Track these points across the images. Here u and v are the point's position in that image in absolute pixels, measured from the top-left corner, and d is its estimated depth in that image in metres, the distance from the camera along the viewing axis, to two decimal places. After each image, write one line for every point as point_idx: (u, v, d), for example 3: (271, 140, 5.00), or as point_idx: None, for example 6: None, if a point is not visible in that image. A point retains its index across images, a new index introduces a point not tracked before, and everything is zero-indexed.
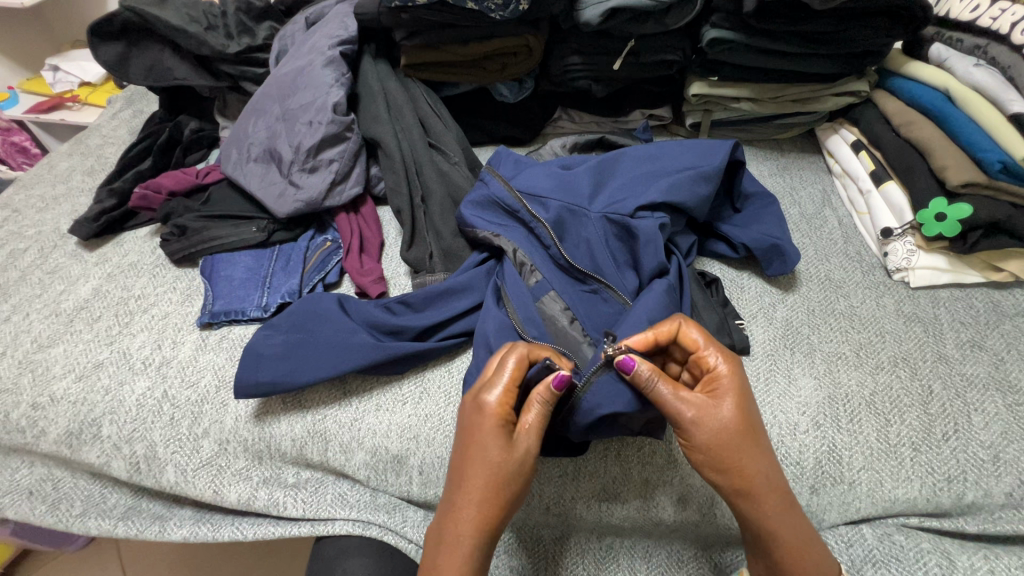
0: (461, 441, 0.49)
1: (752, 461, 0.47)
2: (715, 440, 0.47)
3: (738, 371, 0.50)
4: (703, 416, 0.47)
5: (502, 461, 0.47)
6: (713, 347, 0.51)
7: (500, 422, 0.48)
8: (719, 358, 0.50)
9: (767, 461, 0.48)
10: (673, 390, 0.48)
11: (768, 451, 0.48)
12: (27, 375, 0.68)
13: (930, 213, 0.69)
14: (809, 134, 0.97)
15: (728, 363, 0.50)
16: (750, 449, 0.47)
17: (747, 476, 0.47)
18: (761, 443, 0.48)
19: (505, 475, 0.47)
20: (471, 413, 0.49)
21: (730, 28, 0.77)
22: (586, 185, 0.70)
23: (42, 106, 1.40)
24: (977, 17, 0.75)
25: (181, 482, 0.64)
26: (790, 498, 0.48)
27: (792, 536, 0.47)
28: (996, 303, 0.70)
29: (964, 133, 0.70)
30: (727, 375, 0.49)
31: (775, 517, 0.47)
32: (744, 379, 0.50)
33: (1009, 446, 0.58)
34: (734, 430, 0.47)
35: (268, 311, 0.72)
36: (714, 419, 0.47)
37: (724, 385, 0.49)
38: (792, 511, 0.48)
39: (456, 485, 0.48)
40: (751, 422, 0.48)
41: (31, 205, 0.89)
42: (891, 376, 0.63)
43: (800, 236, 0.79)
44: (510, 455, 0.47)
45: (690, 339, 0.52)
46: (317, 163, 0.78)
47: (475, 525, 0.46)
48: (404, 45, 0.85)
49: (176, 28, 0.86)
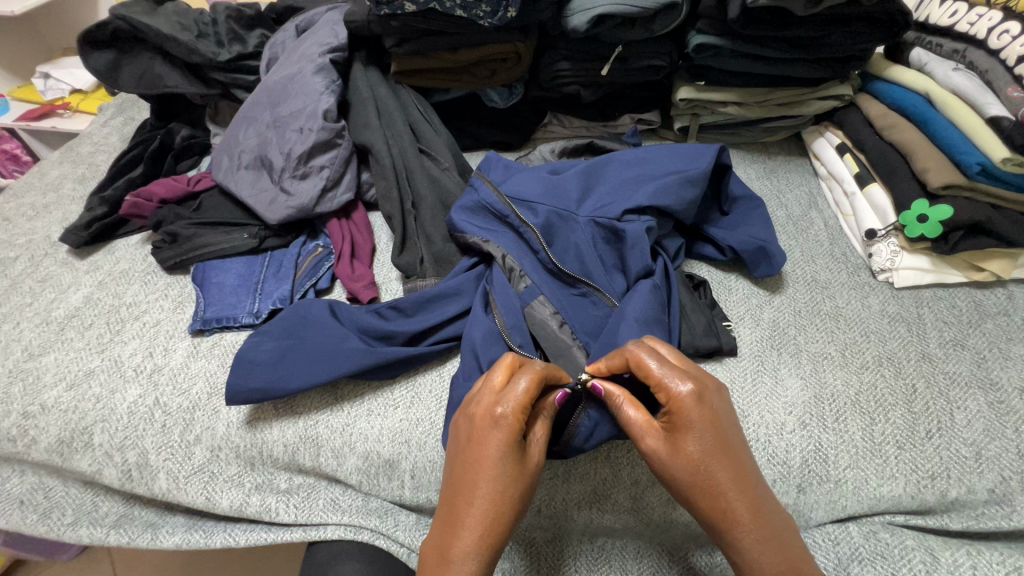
0: (468, 455, 0.47)
1: (714, 492, 0.45)
2: (673, 471, 0.47)
3: (697, 400, 0.47)
4: (657, 447, 0.48)
5: (514, 479, 0.46)
6: (671, 375, 0.48)
7: (515, 439, 0.47)
8: (676, 387, 0.47)
9: (735, 490, 0.45)
10: (632, 417, 0.50)
11: (739, 484, 0.46)
12: (18, 384, 0.68)
13: (912, 215, 0.70)
14: (795, 137, 0.99)
15: (685, 392, 0.47)
16: (712, 480, 0.45)
17: (712, 505, 0.46)
18: (729, 473, 0.46)
19: (517, 492, 0.46)
20: (481, 427, 0.47)
21: (715, 34, 0.79)
22: (574, 190, 0.71)
23: (34, 113, 1.39)
24: (955, 23, 0.75)
25: (173, 489, 0.64)
26: (771, 529, 0.45)
27: (777, 569, 0.44)
28: (978, 302, 0.71)
29: (945, 136, 0.71)
30: (685, 406, 0.47)
31: (751, 547, 0.45)
32: (710, 406, 0.47)
33: (992, 443, 0.59)
34: (691, 463, 0.46)
35: (260, 317, 0.72)
36: (668, 452, 0.47)
37: (683, 416, 0.47)
38: (774, 544, 0.44)
39: (463, 501, 0.46)
40: (714, 453, 0.46)
41: (22, 213, 0.89)
42: (876, 375, 0.64)
43: (787, 239, 0.80)
44: (523, 471, 0.47)
45: (644, 369, 0.49)
46: (308, 170, 0.78)
47: (483, 543, 0.45)
48: (393, 52, 0.86)
49: (167, 36, 0.86)
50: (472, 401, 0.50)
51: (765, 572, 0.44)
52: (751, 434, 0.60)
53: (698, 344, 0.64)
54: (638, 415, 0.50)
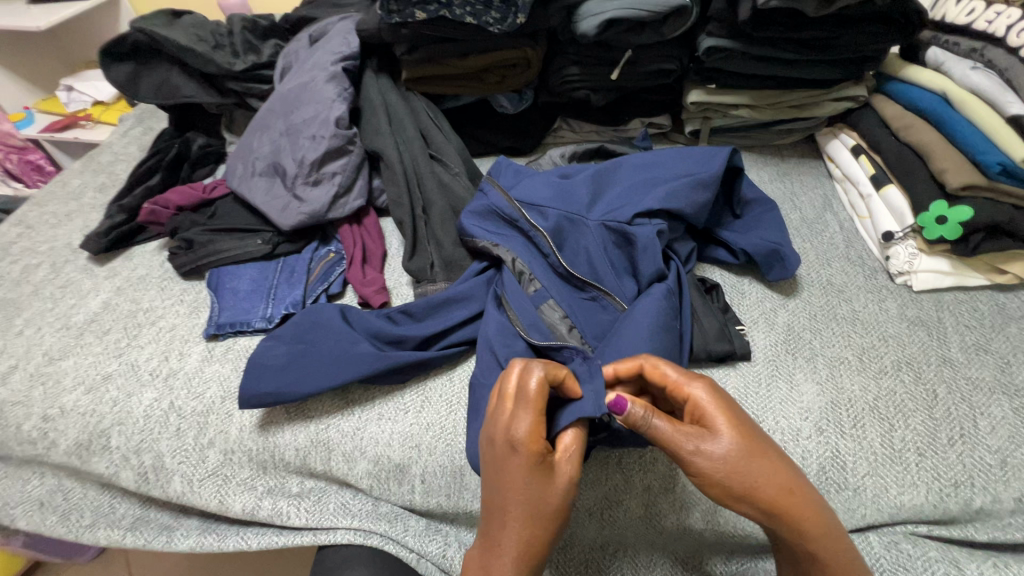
0: (493, 479, 0.47)
1: (768, 482, 0.44)
2: (723, 468, 0.45)
3: (715, 393, 0.48)
4: (707, 445, 0.45)
5: (544, 494, 0.45)
6: (686, 374, 0.50)
7: (535, 456, 0.46)
8: (694, 386, 0.48)
9: (783, 473, 0.45)
10: (663, 427, 0.46)
11: (784, 465, 0.46)
12: (39, 387, 0.70)
13: (931, 216, 0.68)
14: (808, 139, 0.98)
15: (704, 388, 0.48)
16: (761, 463, 0.45)
17: (770, 493, 0.44)
18: (776, 459, 0.46)
19: (549, 507, 0.45)
20: (502, 452, 0.47)
21: (726, 37, 0.78)
22: (584, 193, 0.71)
23: (57, 125, 1.44)
24: (972, 21, 0.74)
25: (187, 492, 0.65)
26: (823, 510, 0.46)
27: (837, 551, 0.45)
28: (1001, 305, 0.69)
29: (963, 135, 0.69)
30: (710, 399, 0.47)
31: (814, 532, 0.45)
32: (727, 400, 0.48)
33: (1017, 450, 0.57)
34: (736, 451, 0.45)
35: (273, 322, 0.73)
36: (713, 449, 0.45)
37: (709, 411, 0.47)
38: (829, 524, 0.45)
39: (496, 525, 0.46)
40: (751, 439, 0.46)
41: (44, 221, 0.91)
42: (894, 381, 0.63)
43: (801, 241, 0.79)
44: (552, 487, 0.46)
45: (661, 373, 0.50)
46: (320, 177, 0.79)
47: (522, 561, 0.45)
48: (404, 60, 0.86)
49: (185, 48, 0.89)
50: (488, 425, 0.49)
51: (828, 551, 0.45)
52: None
53: (711, 348, 0.64)
54: (669, 424, 0.47)
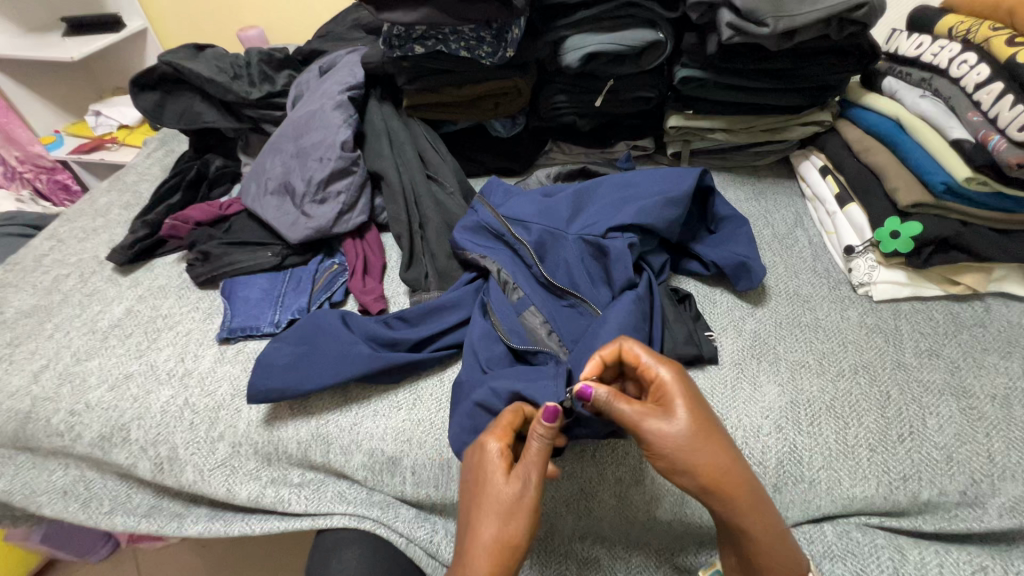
0: (470, 490, 0.53)
1: (714, 461, 0.49)
2: (679, 446, 0.49)
3: (679, 379, 0.53)
4: (666, 426, 0.50)
5: (502, 500, 0.49)
6: (656, 360, 0.54)
7: (496, 463, 0.51)
8: (661, 371, 0.53)
9: (728, 454, 0.50)
10: (627, 409, 0.51)
11: (730, 446, 0.51)
12: (66, 385, 0.76)
13: (886, 231, 0.74)
14: (783, 160, 1.04)
15: (669, 374, 0.53)
16: (711, 444, 0.50)
17: (714, 471, 0.49)
18: (724, 441, 0.50)
19: (508, 510, 0.49)
20: (474, 463, 0.53)
21: (698, 68, 0.86)
22: (565, 210, 0.78)
23: (85, 148, 1.55)
24: (920, 53, 0.79)
25: (199, 481, 0.71)
26: (757, 489, 0.51)
27: (761, 525, 0.50)
28: (955, 314, 0.74)
29: (913, 158, 0.75)
30: (673, 383, 0.52)
31: (745, 506, 0.50)
32: (688, 385, 0.53)
33: (961, 447, 0.61)
34: (690, 432, 0.50)
35: (280, 327, 0.79)
36: (670, 428, 0.49)
37: (671, 394, 0.52)
38: (760, 501, 0.50)
39: (468, 531, 0.50)
40: (705, 421, 0.51)
41: (74, 235, 1.00)
42: (851, 383, 0.67)
43: (771, 255, 0.85)
44: (509, 493, 0.50)
45: (635, 355, 0.55)
46: (326, 195, 0.87)
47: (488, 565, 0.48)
48: (405, 89, 0.94)
49: (208, 79, 0.98)
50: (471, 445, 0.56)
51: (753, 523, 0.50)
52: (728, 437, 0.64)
53: (680, 352, 0.69)
54: (633, 406, 0.51)
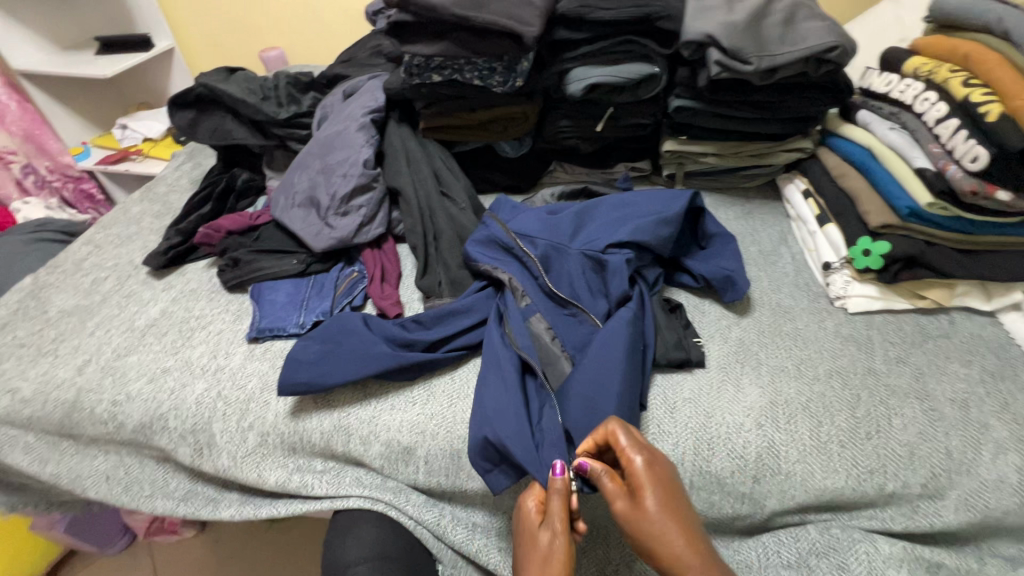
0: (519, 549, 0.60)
1: (666, 549, 0.52)
2: (637, 529, 0.53)
3: (650, 468, 0.55)
4: (626, 510, 0.55)
5: (537, 545, 0.57)
6: (634, 448, 0.57)
7: (532, 517, 0.60)
8: (635, 459, 0.56)
9: (682, 543, 0.51)
10: (606, 484, 0.57)
11: (689, 537, 0.52)
12: (108, 378, 0.83)
13: (859, 249, 0.82)
14: (770, 183, 1.12)
15: (640, 462, 0.56)
16: (666, 534, 0.52)
17: (666, 557, 0.52)
18: (682, 532, 0.52)
19: (541, 556, 0.56)
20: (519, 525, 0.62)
21: (689, 98, 0.94)
22: (568, 227, 0.85)
23: (112, 159, 1.63)
24: (889, 90, 0.88)
25: (231, 466, 0.77)
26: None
27: None
28: (922, 326, 0.81)
29: (882, 184, 0.83)
30: (642, 471, 0.55)
31: None
32: (659, 475, 0.55)
33: (923, 443, 0.68)
34: (648, 519, 0.53)
35: (304, 328, 0.86)
36: (631, 513, 0.54)
37: (638, 481, 0.55)
38: None
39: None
40: (665, 513, 0.53)
41: (111, 241, 1.07)
42: (825, 386, 0.74)
43: (757, 270, 0.92)
44: (541, 541, 0.57)
45: (615, 441, 0.58)
46: (349, 209, 0.95)
47: None
48: (422, 112, 1.03)
49: (240, 99, 1.07)
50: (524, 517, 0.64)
51: None
52: (713, 432, 0.70)
53: (671, 356, 0.76)
54: (611, 483, 0.57)
